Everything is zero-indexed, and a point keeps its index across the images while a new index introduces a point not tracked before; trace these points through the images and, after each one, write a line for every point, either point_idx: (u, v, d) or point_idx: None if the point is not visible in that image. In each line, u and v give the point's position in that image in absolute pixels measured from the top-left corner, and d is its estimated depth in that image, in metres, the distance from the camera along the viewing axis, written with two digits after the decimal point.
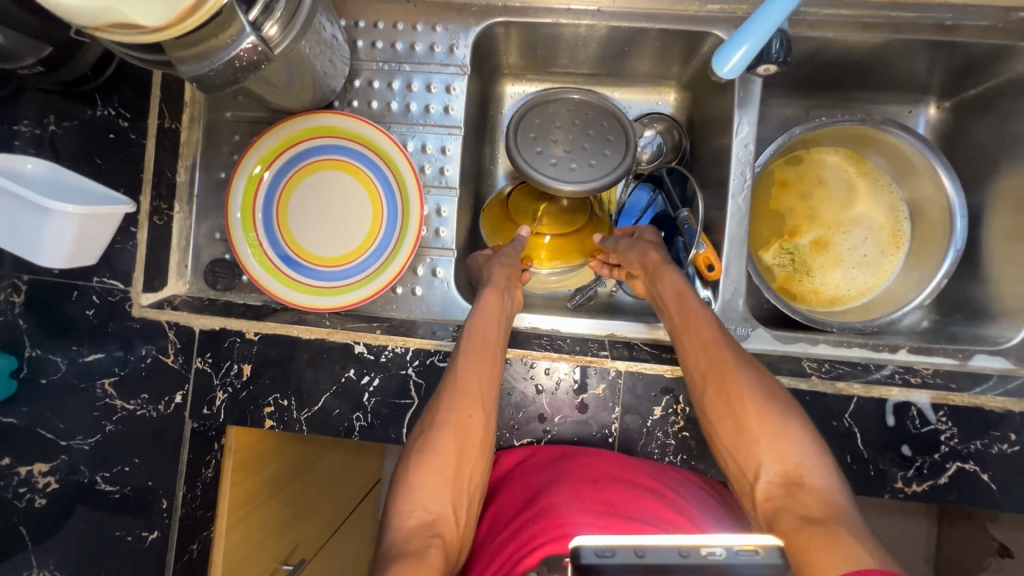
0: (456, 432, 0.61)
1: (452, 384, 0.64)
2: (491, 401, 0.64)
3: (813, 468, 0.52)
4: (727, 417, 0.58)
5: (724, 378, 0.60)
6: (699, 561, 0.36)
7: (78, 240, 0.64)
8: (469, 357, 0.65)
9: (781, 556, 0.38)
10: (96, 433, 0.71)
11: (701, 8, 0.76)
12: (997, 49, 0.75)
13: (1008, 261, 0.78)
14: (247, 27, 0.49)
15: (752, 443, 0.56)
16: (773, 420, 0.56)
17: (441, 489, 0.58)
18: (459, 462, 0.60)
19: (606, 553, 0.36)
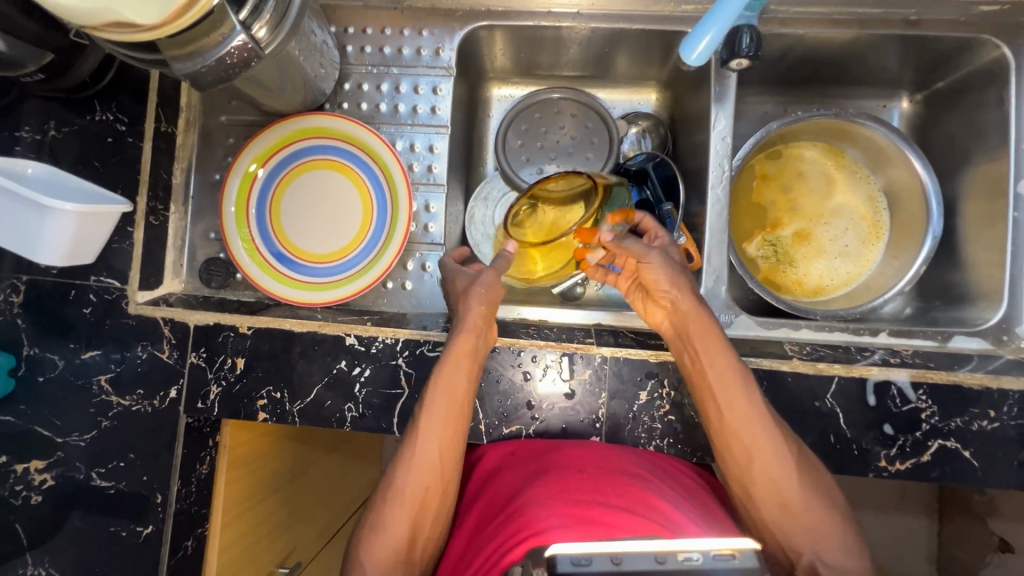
0: (412, 510, 0.61)
1: (420, 454, 0.62)
2: (455, 467, 0.63)
3: (824, 527, 0.58)
4: (749, 467, 0.60)
5: (743, 426, 0.61)
6: (676, 567, 0.38)
7: (75, 238, 0.66)
8: (436, 418, 0.63)
9: (757, 559, 0.39)
10: (93, 429, 0.72)
11: (676, 9, 0.79)
12: (962, 42, 0.78)
13: (983, 247, 0.80)
14: (237, 26, 0.51)
15: (764, 501, 0.60)
16: (792, 482, 0.59)
17: (390, 569, 0.58)
18: (414, 535, 0.60)
19: (583, 561, 0.37)
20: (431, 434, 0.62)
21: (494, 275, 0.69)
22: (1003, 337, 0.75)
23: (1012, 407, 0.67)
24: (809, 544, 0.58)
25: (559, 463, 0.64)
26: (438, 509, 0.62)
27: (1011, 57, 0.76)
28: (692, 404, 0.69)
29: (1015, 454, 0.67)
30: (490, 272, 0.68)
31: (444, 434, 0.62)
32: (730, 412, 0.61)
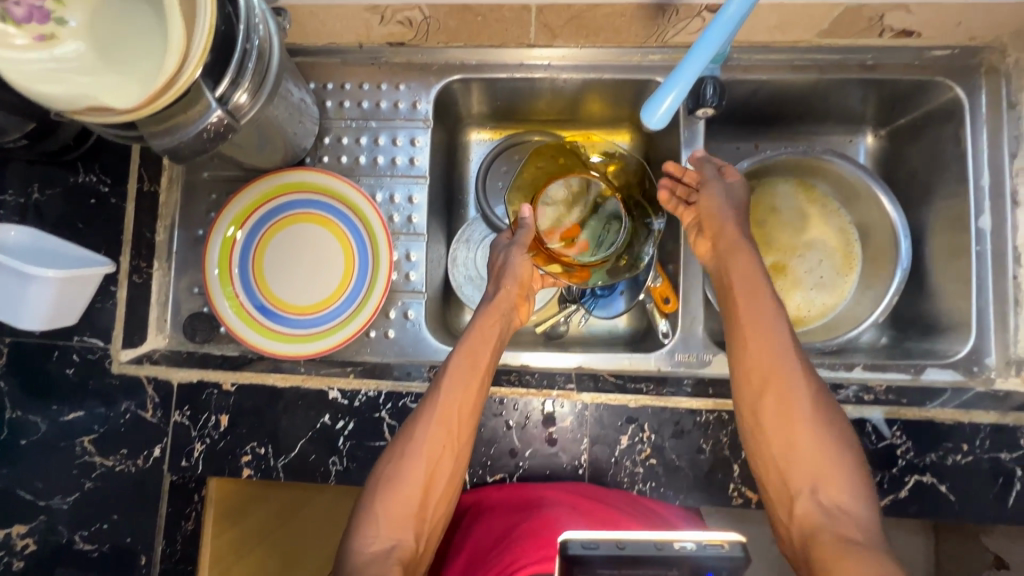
0: (427, 462, 0.65)
1: (440, 411, 0.66)
2: (470, 427, 0.68)
3: (834, 479, 0.61)
4: (770, 425, 0.64)
5: (772, 391, 0.64)
6: (673, 554, 0.44)
7: (58, 302, 0.68)
8: (460, 376, 0.68)
9: (742, 549, 0.46)
10: (76, 490, 0.73)
11: (644, 58, 0.82)
12: (918, 83, 0.81)
13: (951, 279, 0.82)
14: (213, 103, 0.53)
15: (779, 454, 0.63)
16: (812, 441, 0.62)
17: (403, 521, 0.63)
18: (428, 487, 0.65)
19: (591, 544, 0.45)
20: (451, 395, 0.67)
21: (524, 253, 0.80)
22: (974, 368, 0.76)
23: (984, 440, 0.69)
24: (811, 483, 0.61)
25: (547, 501, 0.67)
26: (452, 463, 0.67)
27: (965, 98, 0.79)
28: (673, 446, 0.71)
29: (990, 487, 0.68)
30: (519, 247, 0.80)
31: (463, 392, 0.68)
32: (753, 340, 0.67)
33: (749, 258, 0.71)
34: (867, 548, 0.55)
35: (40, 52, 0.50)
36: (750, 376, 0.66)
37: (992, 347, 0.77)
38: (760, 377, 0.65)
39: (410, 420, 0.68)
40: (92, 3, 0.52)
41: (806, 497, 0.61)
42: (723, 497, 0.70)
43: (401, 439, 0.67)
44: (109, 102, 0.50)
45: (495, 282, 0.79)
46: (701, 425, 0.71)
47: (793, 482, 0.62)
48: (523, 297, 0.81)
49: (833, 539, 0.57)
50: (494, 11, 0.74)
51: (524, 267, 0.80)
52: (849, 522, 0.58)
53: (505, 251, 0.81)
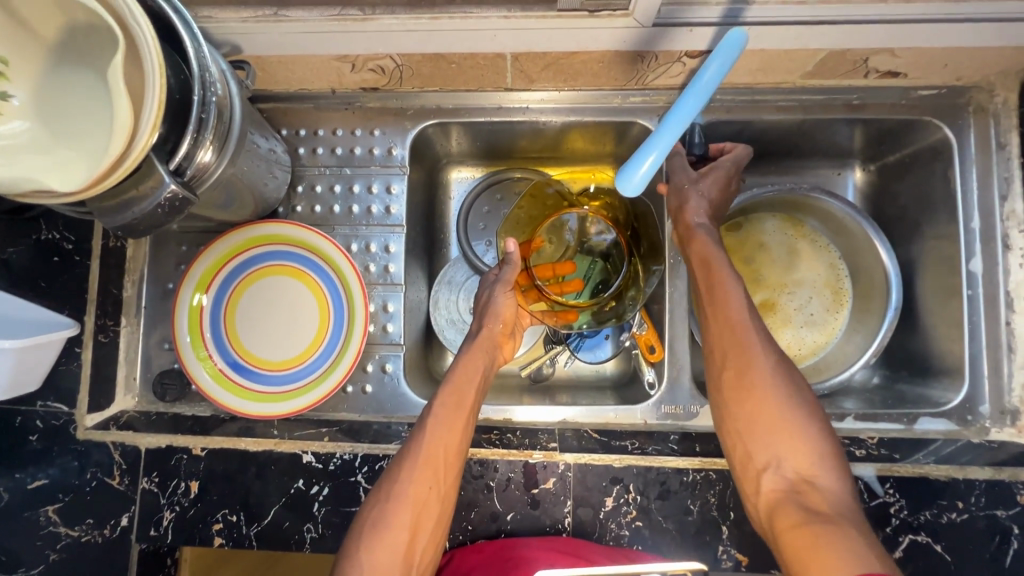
0: (412, 506, 0.61)
1: (424, 453, 0.63)
2: (456, 469, 0.64)
3: (805, 454, 0.57)
4: (732, 391, 0.62)
5: (728, 335, 0.64)
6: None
7: (17, 372, 0.65)
8: (446, 414, 0.66)
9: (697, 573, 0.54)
10: (39, 563, 0.70)
11: (624, 100, 0.80)
12: (904, 122, 0.80)
13: (942, 321, 0.80)
14: (166, 177, 0.50)
15: (750, 428, 0.60)
16: (778, 392, 0.60)
17: (387, 569, 0.59)
18: (414, 533, 0.61)
19: None
20: (435, 437, 0.65)
21: (509, 292, 0.79)
22: (968, 417, 0.74)
23: (980, 496, 0.67)
24: (779, 458, 0.58)
25: (527, 562, 0.65)
26: (440, 509, 0.63)
27: (953, 137, 0.77)
28: (660, 508, 0.68)
29: (987, 545, 0.66)
30: (505, 287, 0.78)
31: (448, 432, 0.65)
32: (717, 296, 0.66)
33: (712, 234, 0.71)
34: (835, 521, 0.51)
35: None
36: (715, 339, 0.66)
37: (986, 395, 0.75)
38: (725, 334, 0.65)
39: (393, 465, 0.65)
40: (36, 77, 0.49)
41: (778, 465, 0.58)
42: (714, 559, 0.67)
43: (386, 481, 0.64)
44: (56, 185, 0.47)
45: (479, 320, 0.78)
46: (689, 485, 0.68)
47: (758, 458, 0.59)
48: (507, 335, 0.79)
49: (799, 515, 0.53)
50: (468, 59, 0.70)
51: (508, 306, 0.79)
52: (821, 497, 0.55)
53: (490, 287, 0.80)
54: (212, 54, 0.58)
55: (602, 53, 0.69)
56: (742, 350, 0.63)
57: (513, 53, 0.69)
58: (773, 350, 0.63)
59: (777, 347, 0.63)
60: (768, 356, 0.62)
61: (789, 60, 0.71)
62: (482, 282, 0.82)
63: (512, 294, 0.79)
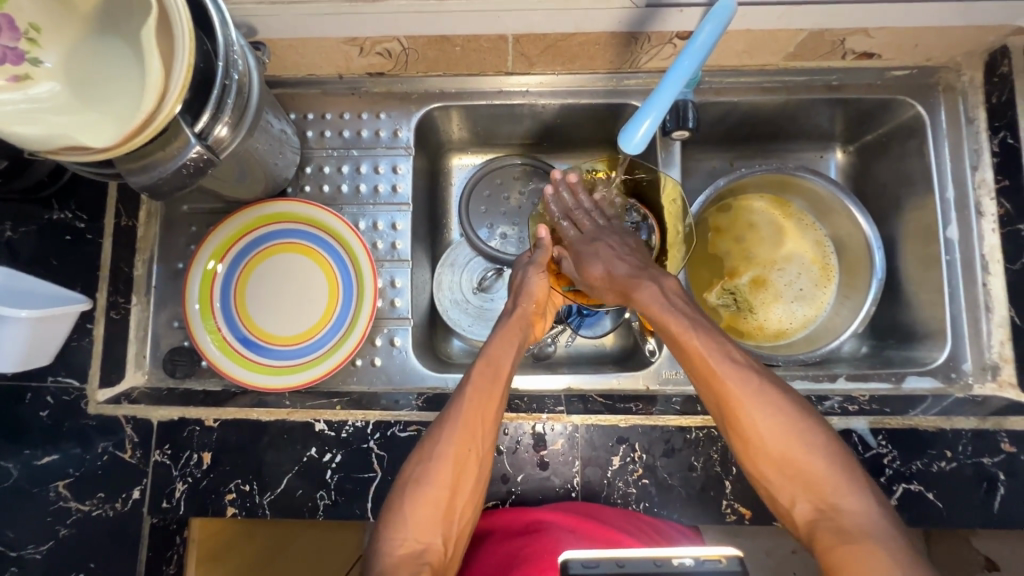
0: (454, 463, 0.63)
1: (462, 416, 0.65)
2: (491, 431, 0.66)
3: (822, 482, 0.58)
4: (743, 443, 0.62)
5: (712, 389, 0.64)
6: (671, 570, 0.46)
7: (32, 342, 0.66)
8: (483, 383, 0.68)
9: (739, 564, 0.47)
10: (49, 539, 0.70)
11: (619, 83, 0.84)
12: (881, 102, 0.85)
13: (924, 288, 0.84)
14: (192, 138, 0.54)
15: (771, 472, 0.61)
16: (777, 427, 0.61)
17: (432, 523, 0.61)
18: (454, 489, 0.63)
19: (592, 564, 0.46)
20: (475, 404, 0.66)
21: (541, 274, 0.78)
22: (952, 374, 0.79)
23: (966, 445, 0.70)
24: (804, 492, 0.59)
25: (548, 524, 0.66)
26: (477, 467, 0.64)
27: (925, 115, 0.83)
28: (665, 465, 0.71)
29: (976, 491, 0.69)
30: (539, 268, 0.78)
31: (486, 397, 0.67)
32: (700, 362, 0.65)
33: (650, 288, 0.71)
34: (864, 542, 0.53)
35: (13, 93, 0.49)
36: (706, 396, 0.66)
37: (967, 354, 0.79)
38: (714, 395, 0.64)
39: (432, 426, 0.67)
40: (68, 42, 0.51)
41: (800, 496, 0.59)
42: (718, 513, 0.70)
43: (427, 442, 0.65)
44: (86, 142, 0.50)
45: (514, 298, 0.79)
46: (692, 443, 0.71)
47: (784, 495, 0.60)
48: (540, 314, 0.80)
49: (833, 536, 0.55)
50: (471, 42, 0.74)
51: (542, 287, 0.78)
52: (846, 521, 0.55)
53: (524, 269, 0.80)
54: (235, 30, 0.60)
55: (599, 34, 0.73)
56: (733, 403, 0.63)
57: (515, 36, 0.73)
58: (746, 363, 0.65)
59: (758, 374, 0.64)
60: (750, 394, 0.62)
61: (772, 41, 0.75)
62: (516, 261, 0.84)
63: (545, 276, 0.79)
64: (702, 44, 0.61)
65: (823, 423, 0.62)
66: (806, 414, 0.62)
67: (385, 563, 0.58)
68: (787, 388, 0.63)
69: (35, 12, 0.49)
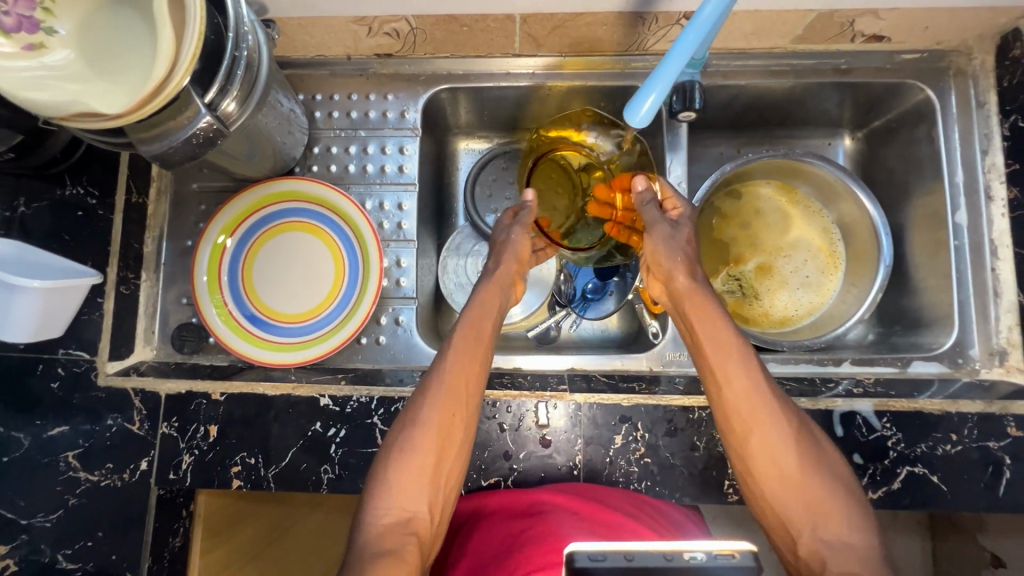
0: (438, 434, 0.63)
1: (446, 384, 0.65)
2: (476, 398, 0.67)
3: (835, 514, 0.58)
4: (758, 463, 0.61)
5: (747, 407, 0.62)
6: (682, 564, 0.47)
7: (43, 313, 0.67)
8: (464, 361, 0.67)
9: (753, 559, 0.47)
10: (58, 508, 0.71)
11: (626, 65, 0.83)
12: (890, 86, 0.84)
13: (931, 273, 0.84)
14: (202, 109, 0.55)
15: (773, 487, 0.60)
16: (796, 456, 0.60)
17: (417, 492, 0.61)
18: (439, 459, 0.63)
19: (598, 557, 0.46)
20: (466, 373, 0.66)
21: (524, 232, 0.77)
22: (958, 359, 0.78)
23: (972, 429, 0.70)
24: (810, 513, 0.59)
25: (549, 507, 0.67)
26: (464, 437, 0.65)
27: (935, 99, 0.82)
28: (667, 444, 0.71)
29: (981, 476, 0.69)
30: (521, 229, 0.77)
31: (469, 365, 0.67)
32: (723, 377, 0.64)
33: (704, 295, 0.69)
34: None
35: (29, 60, 0.50)
36: (728, 416, 0.63)
37: (974, 339, 0.78)
38: (742, 408, 0.62)
39: (417, 398, 0.66)
40: (81, 13, 0.52)
41: (806, 518, 0.59)
42: (720, 493, 0.70)
43: (415, 413, 0.65)
44: (98, 107, 0.50)
45: (495, 257, 0.78)
46: (694, 422, 0.71)
47: (788, 514, 0.60)
48: (520, 276, 0.80)
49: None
50: (479, 21, 0.74)
51: (524, 245, 0.78)
52: (854, 556, 0.56)
53: (506, 231, 0.79)
54: (247, 8, 0.61)
55: (606, 14, 0.73)
56: (763, 424, 0.61)
57: (523, 15, 0.73)
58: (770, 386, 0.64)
59: (782, 397, 0.64)
60: (774, 414, 0.61)
61: (780, 21, 0.75)
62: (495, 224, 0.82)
63: (527, 233, 0.78)
64: (708, 18, 0.59)
65: (829, 451, 0.63)
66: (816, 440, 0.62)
67: (368, 532, 0.59)
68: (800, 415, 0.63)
69: None
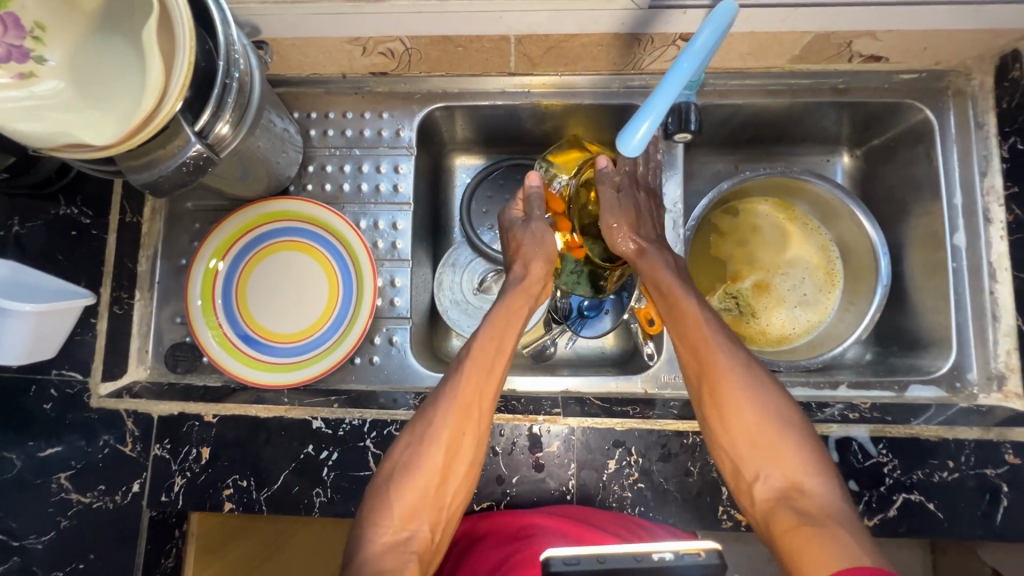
0: (446, 449, 0.64)
1: (458, 397, 0.66)
2: (488, 409, 0.68)
3: (788, 459, 0.62)
4: (708, 396, 0.67)
5: (703, 357, 0.68)
6: (650, 566, 0.45)
7: (35, 335, 0.67)
8: (484, 355, 0.70)
9: (719, 557, 0.46)
10: (50, 530, 0.71)
11: (622, 84, 0.83)
12: (888, 106, 0.83)
13: (929, 294, 0.83)
14: (192, 137, 0.55)
15: (734, 435, 0.64)
16: (749, 403, 0.65)
17: (420, 509, 0.62)
18: (444, 475, 0.64)
19: (573, 560, 0.45)
20: (472, 380, 0.68)
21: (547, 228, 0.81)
22: (956, 384, 0.78)
23: (969, 456, 0.69)
24: (769, 466, 0.62)
25: (539, 530, 0.67)
26: (473, 450, 0.66)
27: (934, 119, 0.81)
28: (661, 469, 0.70)
29: (978, 503, 0.68)
30: (543, 225, 0.80)
31: (485, 372, 0.69)
32: (693, 326, 0.70)
33: (664, 257, 0.76)
34: (825, 522, 0.55)
35: (18, 90, 0.50)
36: (687, 362, 0.70)
37: (972, 363, 0.78)
38: (696, 361, 0.69)
39: (426, 407, 0.68)
40: (71, 40, 0.52)
41: (766, 471, 0.62)
42: (713, 519, 0.69)
43: (418, 426, 0.66)
44: (87, 139, 0.50)
45: (523, 263, 0.79)
46: (689, 448, 0.70)
47: (749, 468, 0.63)
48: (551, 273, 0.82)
49: (794, 518, 0.57)
50: (473, 42, 0.74)
51: (546, 239, 0.80)
52: (810, 501, 0.58)
53: (523, 228, 0.81)
54: (237, 30, 0.60)
55: (601, 35, 0.72)
56: (712, 369, 0.67)
57: (517, 36, 0.72)
58: (737, 348, 0.68)
59: (738, 346, 0.69)
60: (738, 370, 0.66)
61: (778, 43, 0.74)
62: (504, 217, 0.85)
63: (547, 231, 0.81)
64: (701, 46, 0.59)
65: (793, 408, 0.65)
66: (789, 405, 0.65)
67: (368, 552, 0.59)
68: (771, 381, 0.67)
69: (42, 12, 0.50)
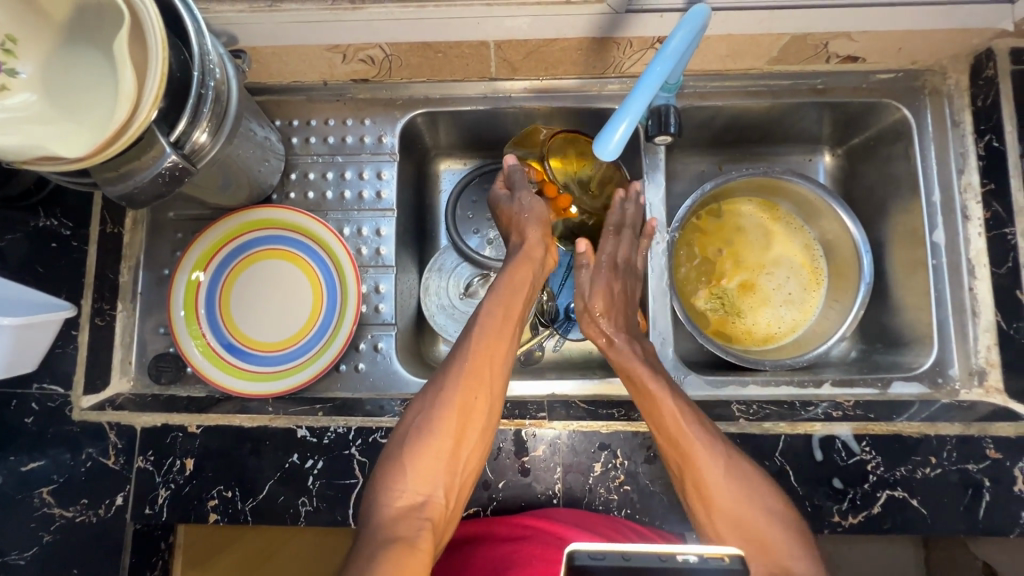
0: (458, 413, 0.66)
1: (471, 360, 0.68)
2: (500, 375, 0.70)
3: (776, 550, 0.60)
4: (691, 493, 0.64)
5: (678, 448, 0.65)
6: (674, 565, 0.48)
7: (14, 350, 0.66)
8: (495, 322, 0.72)
9: (740, 562, 0.50)
10: (32, 546, 0.70)
11: (602, 88, 0.83)
12: (867, 105, 0.84)
13: (911, 291, 0.84)
14: (167, 148, 0.55)
15: (723, 530, 0.62)
16: (734, 496, 0.62)
17: (433, 473, 0.63)
18: (458, 439, 0.65)
19: (598, 555, 0.48)
20: (483, 344, 0.70)
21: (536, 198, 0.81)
22: (938, 379, 0.78)
23: (951, 452, 0.70)
24: (759, 561, 0.60)
25: (532, 532, 0.67)
26: (486, 415, 0.67)
27: (911, 118, 0.82)
28: (647, 471, 0.70)
29: (961, 498, 0.69)
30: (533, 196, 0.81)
31: (495, 338, 0.71)
32: (671, 438, 0.66)
33: (633, 348, 0.75)
34: None
35: None
36: (661, 438, 0.67)
37: (953, 359, 0.78)
38: (672, 451, 0.66)
39: (437, 378, 0.69)
40: (44, 52, 0.52)
41: (754, 564, 0.60)
42: None
43: (431, 392, 0.68)
44: (59, 151, 0.50)
45: (520, 233, 0.80)
46: None
47: None
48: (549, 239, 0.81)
49: None
50: (453, 48, 0.74)
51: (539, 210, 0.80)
52: None
53: (512, 202, 0.82)
54: (213, 39, 0.60)
55: (578, 40, 0.72)
56: (691, 459, 0.64)
57: (496, 42, 0.72)
58: (712, 438, 0.66)
59: (711, 434, 0.66)
60: (718, 462, 0.64)
61: (755, 45, 0.75)
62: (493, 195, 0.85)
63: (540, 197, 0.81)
64: (674, 50, 0.59)
65: (764, 481, 0.65)
66: (765, 486, 0.64)
67: (382, 515, 0.60)
68: (740, 461, 0.65)
69: (11, 24, 0.50)
